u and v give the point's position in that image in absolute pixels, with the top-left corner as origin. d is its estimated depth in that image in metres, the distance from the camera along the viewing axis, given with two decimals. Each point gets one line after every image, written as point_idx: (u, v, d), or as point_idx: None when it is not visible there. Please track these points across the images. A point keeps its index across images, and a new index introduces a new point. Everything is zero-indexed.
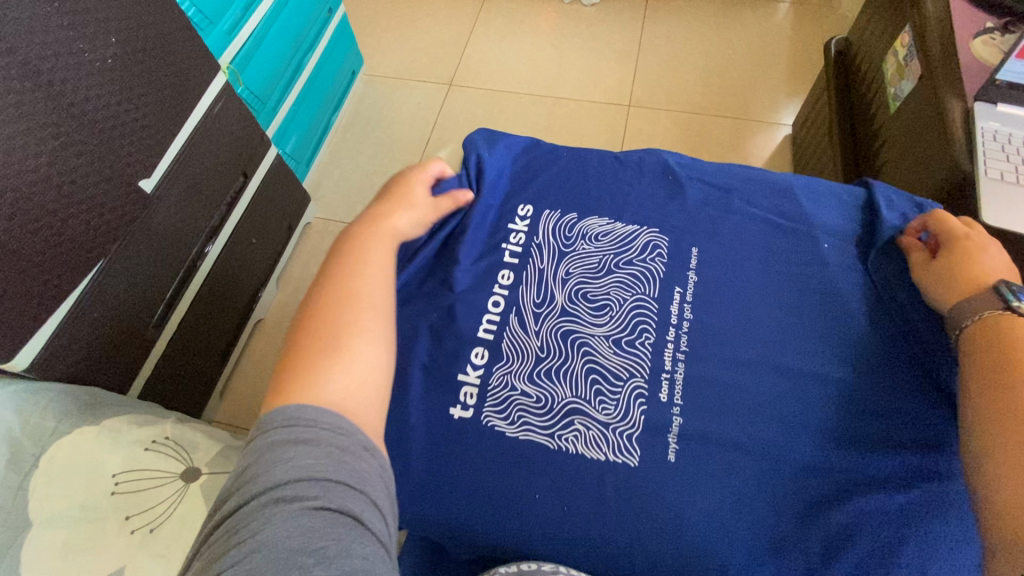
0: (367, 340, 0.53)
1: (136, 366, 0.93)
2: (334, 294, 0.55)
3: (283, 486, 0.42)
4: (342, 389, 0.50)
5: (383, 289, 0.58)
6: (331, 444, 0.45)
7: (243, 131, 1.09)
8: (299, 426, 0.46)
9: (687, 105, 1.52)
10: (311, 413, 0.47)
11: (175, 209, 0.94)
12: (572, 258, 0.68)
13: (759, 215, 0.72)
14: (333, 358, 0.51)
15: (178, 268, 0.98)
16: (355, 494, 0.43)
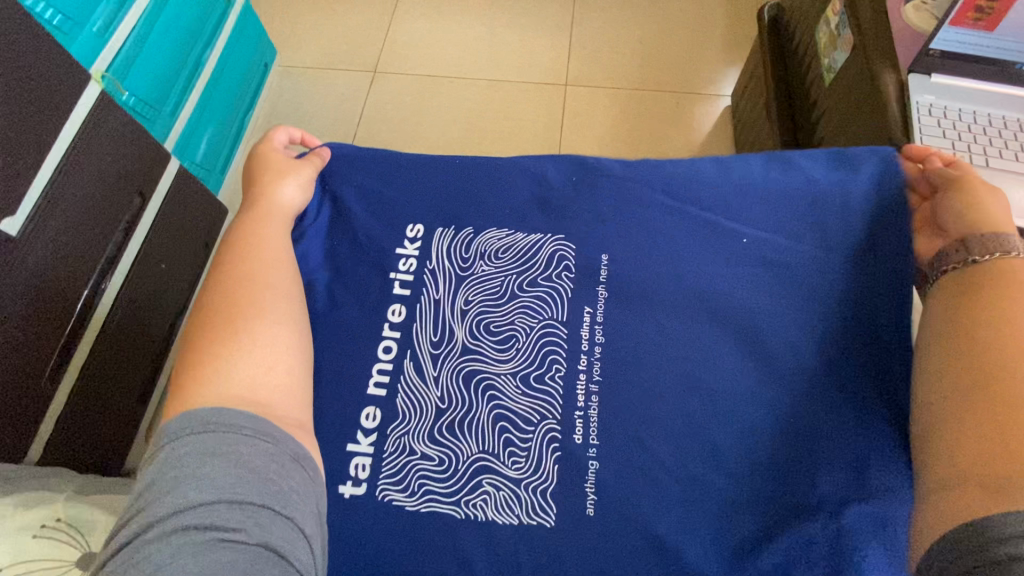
0: (268, 323, 0.51)
1: (29, 428, 0.82)
2: (233, 272, 0.53)
3: (196, 510, 0.38)
4: (249, 377, 0.47)
5: (275, 269, 0.55)
6: (247, 458, 0.42)
7: (130, 148, 0.96)
8: (215, 432, 0.42)
9: (625, 80, 1.46)
10: (227, 416, 0.43)
11: (52, 247, 0.82)
12: (469, 284, 0.62)
13: (687, 216, 0.66)
14: (233, 338, 0.48)
15: (69, 312, 0.87)
16: (277, 520, 0.40)
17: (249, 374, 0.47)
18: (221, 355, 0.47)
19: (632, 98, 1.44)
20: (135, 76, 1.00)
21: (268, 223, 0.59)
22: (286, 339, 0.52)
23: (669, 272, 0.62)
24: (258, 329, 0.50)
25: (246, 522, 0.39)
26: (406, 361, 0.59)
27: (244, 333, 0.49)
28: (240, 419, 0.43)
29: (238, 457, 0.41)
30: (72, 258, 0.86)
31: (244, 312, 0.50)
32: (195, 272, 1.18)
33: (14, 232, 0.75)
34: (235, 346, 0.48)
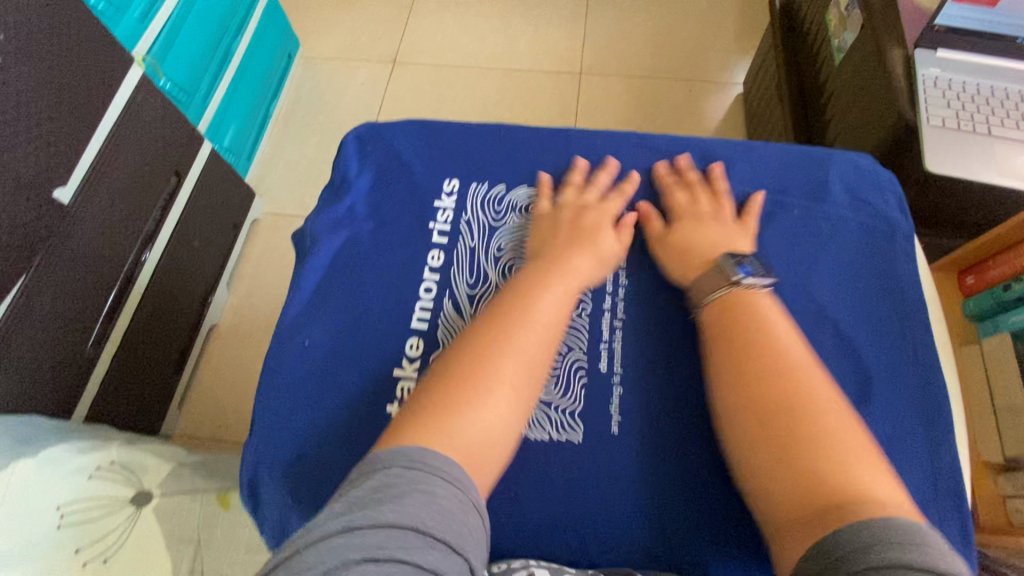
0: (495, 390, 0.48)
1: (77, 388, 0.87)
2: (498, 329, 0.52)
3: (388, 531, 0.38)
4: (467, 438, 0.46)
5: (545, 333, 0.53)
6: (433, 497, 0.40)
7: (169, 127, 1.01)
8: (415, 467, 0.42)
9: (638, 69, 1.49)
10: (433, 458, 0.43)
11: (100, 218, 0.87)
12: (504, 232, 0.65)
13: (717, 173, 0.67)
14: (467, 398, 0.47)
15: (113, 280, 0.92)
16: (435, 550, 0.38)
17: (468, 437, 0.46)
18: (443, 419, 0.46)
19: (645, 86, 1.47)
20: (171, 62, 1.05)
21: (557, 280, 0.57)
22: (524, 396, 0.50)
23: (701, 216, 0.62)
24: (491, 390, 0.48)
25: (414, 545, 0.37)
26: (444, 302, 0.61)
27: (469, 392, 0.48)
28: (440, 470, 0.42)
29: (423, 487, 0.41)
30: (117, 229, 0.91)
31: (472, 374, 0.49)
32: (225, 252, 1.23)
33: (66, 199, 0.80)
34: (448, 421, 0.46)
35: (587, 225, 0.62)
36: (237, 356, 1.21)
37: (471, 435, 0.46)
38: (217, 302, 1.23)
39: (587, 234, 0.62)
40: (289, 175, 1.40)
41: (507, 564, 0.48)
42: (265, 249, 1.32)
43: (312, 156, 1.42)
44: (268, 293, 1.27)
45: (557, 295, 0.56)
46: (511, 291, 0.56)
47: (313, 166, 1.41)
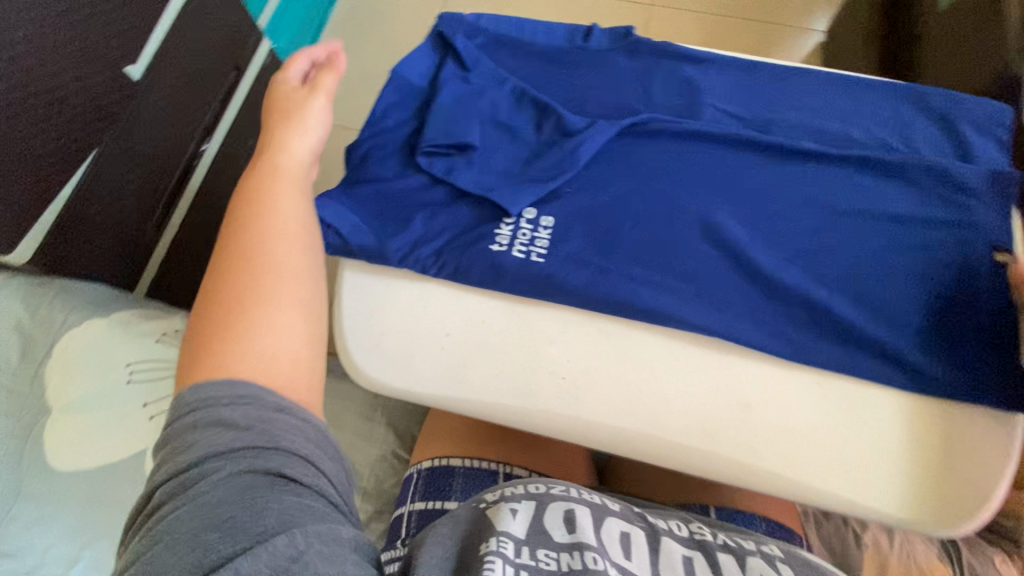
0: (276, 307, 0.38)
1: (138, 267, 0.92)
2: (246, 240, 0.40)
3: (215, 425, 0.32)
4: (275, 349, 0.37)
5: (300, 241, 0.42)
6: (287, 417, 0.34)
7: (233, 18, 0.99)
8: (244, 394, 0.34)
9: (711, 6, 1.36)
10: (214, 389, 0.34)
11: (163, 102, 0.88)
12: (592, 128, 0.51)
13: (854, 118, 0.53)
14: (249, 319, 0.37)
15: (174, 167, 0.94)
16: (312, 470, 0.33)
17: (279, 348, 0.37)
18: (248, 317, 0.37)
19: (729, 12, 1.35)
20: None
21: (284, 192, 0.44)
22: (311, 304, 0.40)
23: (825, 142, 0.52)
24: (282, 309, 0.38)
25: (277, 470, 0.32)
26: (522, 223, 0.49)
27: (246, 326, 0.37)
28: (260, 392, 0.34)
29: (227, 422, 0.33)
30: (177, 117, 0.92)
31: (252, 292, 0.38)
32: None
33: (136, 76, 0.81)
34: (244, 333, 0.36)
35: (287, 107, 0.49)
36: None
37: (276, 343, 0.37)
38: None
39: (291, 109, 0.49)
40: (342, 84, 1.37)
41: (546, 486, 0.46)
42: None
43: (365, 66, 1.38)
44: None
45: (296, 205, 0.44)
46: (236, 193, 0.44)
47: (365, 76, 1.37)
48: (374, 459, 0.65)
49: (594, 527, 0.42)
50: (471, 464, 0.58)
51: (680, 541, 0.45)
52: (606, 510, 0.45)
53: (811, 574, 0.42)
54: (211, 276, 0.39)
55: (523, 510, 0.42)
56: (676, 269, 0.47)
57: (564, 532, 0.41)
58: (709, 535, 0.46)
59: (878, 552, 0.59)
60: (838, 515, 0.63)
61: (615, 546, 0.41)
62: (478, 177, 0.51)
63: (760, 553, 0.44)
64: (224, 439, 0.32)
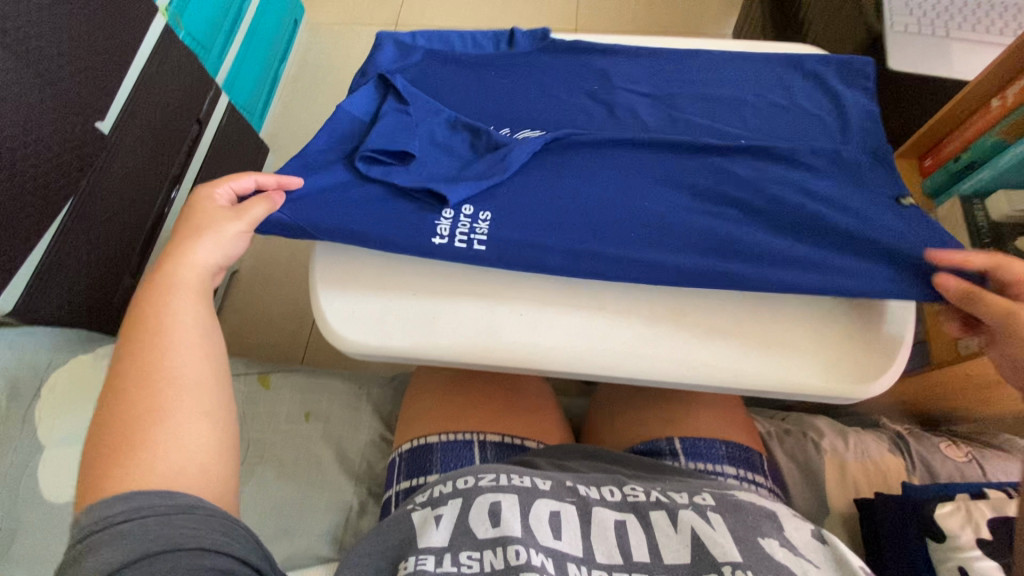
0: (180, 419, 0.41)
1: (117, 315, 0.95)
2: (145, 366, 0.43)
3: (117, 536, 0.36)
4: (166, 468, 0.39)
5: (195, 352, 0.45)
6: (182, 530, 0.36)
7: (191, 76, 1.07)
8: (141, 518, 0.36)
9: (632, 25, 1.49)
10: (113, 502, 0.37)
11: (132, 155, 0.94)
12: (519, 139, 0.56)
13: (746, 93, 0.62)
14: (142, 442, 0.40)
15: (146, 216, 0.99)
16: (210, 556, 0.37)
17: (174, 465, 0.40)
18: (142, 440, 0.40)
19: (650, 21, 1.49)
20: (191, 16, 1.10)
21: (180, 303, 0.46)
22: (208, 412, 0.43)
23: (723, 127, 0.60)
24: (181, 421, 0.41)
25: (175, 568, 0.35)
26: (461, 216, 0.54)
27: (144, 443, 0.40)
28: (155, 500, 0.37)
29: (125, 533, 0.36)
30: (146, 169, 0.98)
31: (147, 416, 0.41)
32: None
33: (105, 132, 0.88)
34: (144, 452, 0.39)
35: (196, 222, 0.50)
36: None
37: (170, 459, 0.40)
38: None
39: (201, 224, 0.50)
40: (301, 131, 1.45)
41: (473, 480, 0.50)
42: None
43: (321, 112, 1.46)
44: None
45: (191, 312, 0.46)
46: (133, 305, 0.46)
47: (322, 122, 1.45)
48: (363, 444, 0.69)
49: (522, 514, 0.47)
50: (447, 437, 0.62)
51: (612, 507, 0.50)
52: (536, 492, 0.49)
53: (742, 516, 0.48)
54: (104, 406, 0.42)
55: (446, 516, 0.47)
56: (607, 209, 0.54)
57: (489, 527, 0.46)
58: (643, 495, 0.51)
59: (835, 454, 0.64)
60: (798, 431, 0.69)
61: (543, 528, 0.46)
62: (415, 179, 0.55)
63: (692, 505, 0.49)
64: (119, 556, 0.35)
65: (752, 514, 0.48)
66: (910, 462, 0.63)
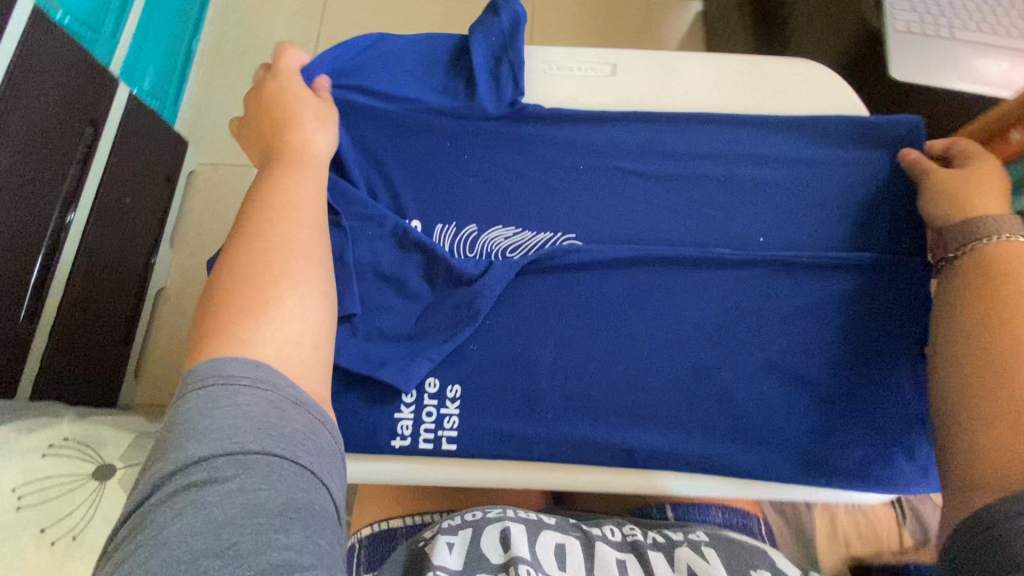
0: (296, 289, 0.41)
1: (18, 363, 0.82)
2: (269, 231, 0.43)
3: (217, 446, 0.32)
4: (276, 346, 0.38)
5: (315, 234, 0.45)
6: (300, 422, 0.35)
7: (77, 69, 0.89)
8: (263, 390, 0.35)
9: None
10: (235, 368, 0.35)
11: (8, 175, 0.78)
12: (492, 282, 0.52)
13: (738, 168, 0.58)
14: (265, 298, 0.39)
15: (37, 245, 0.84)
16: (315, 483, 0.33)
17: (289, 332, 0.39)
18: (267, 293, 0.40)
19: None
20: None
21: (305, 175, 0.48)
22: (324, 289, 0.43)
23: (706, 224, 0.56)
24: (297, 290, 0.41)
25: (259, 504, 0.30)
26: (425, 399, 0.51)
27: (269, 300, 0.39)
28: (274, 371, 0.36)
29: (243, 411, 0.33)
30: (30, 190, 0.82)
31: (272, 276, 0.40)
32: (160, 209, 1.12)
33: None
34: (270, 308, 0.39)
35: (292, 116, 0.51)
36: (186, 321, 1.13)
37: (292, 323, 0.40)
38: (160, 266, 1.13)
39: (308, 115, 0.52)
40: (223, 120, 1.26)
41: (481, 511, 0.48)
42: (207, 202, 1.21)
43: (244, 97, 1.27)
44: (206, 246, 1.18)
45: (313, 194, 0.47)
46: (261, 171, 0.48)
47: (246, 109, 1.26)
48: None
49: (528, 542, 0.45)
50: (414, 522, 0.54)
51: (614, 546, 0.47)
52: (542, 524, 0.47)
53: (737, 549, 0.46)
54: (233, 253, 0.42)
55: (458, 543, 0.44)
56: None
57: (500, 553, 0.44)
58: (641, 535, 0.48)
59: (827, 509, 0.61)
60: None
61: (548, 559, 0.44)
62: (365, 348, 0.50)
63: (687, 542, 0.47)
64: (227, 434, 0.32)
65: (748, 548, 0.46)
66: (900, 511, 0.61)
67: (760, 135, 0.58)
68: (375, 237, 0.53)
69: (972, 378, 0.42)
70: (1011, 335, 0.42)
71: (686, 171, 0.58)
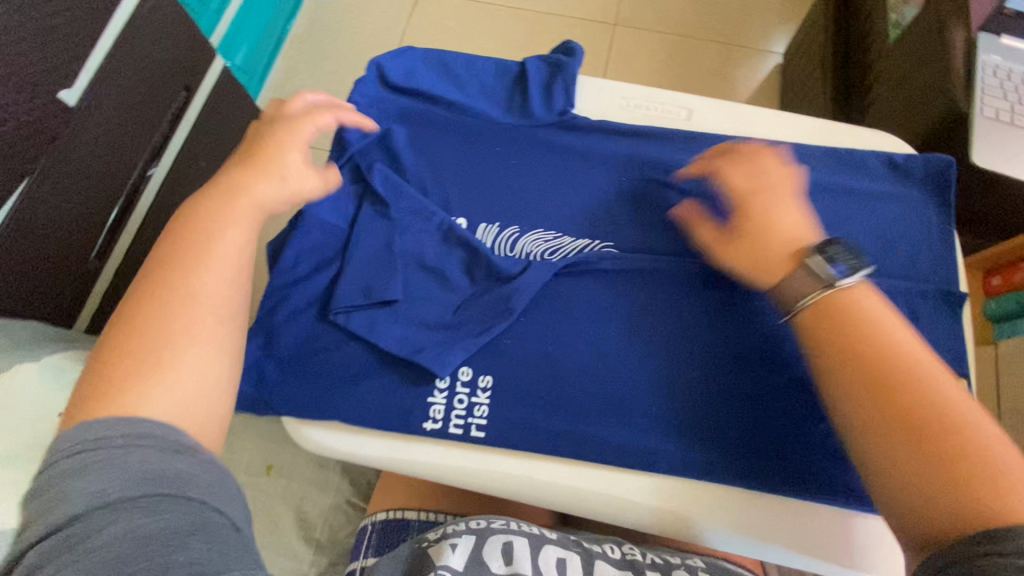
0: (193, 348, 0.39)
1: (81, 299, 0.87)
2: (195, 284, 0.40)
3: (99, 498, 0.32)
4: (165, 409, 0.37)
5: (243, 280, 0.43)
6: (127, 467, 0.33)
7: (182, 38, 0.95)
8: (95, 450, 0.34)
9: (674, 27, 1.35)
10: (81, 434, 0.34)
11: (104, 127, 0.84)
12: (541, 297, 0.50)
13: (838, 225, 0.49)
14: (150, 366, 0.37)
15: (116, 193, 0.90)
16: (211, 511, 0.34)
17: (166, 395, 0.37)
18: (150, 362, 0.37)
19: (694, 27, 1.35)
20: None
21: (237, 215, 0.43)
22: (221, 355, 0.40)
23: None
24: (198, 349, 0.39)
25: (134, 544, 0.31)
26: (458, 387, 0.46)
27: (157, 360, 0.37)
28: (157, 431, 0.35)
29: (87, 463, 0.33)
30: (119, 143, 0.88)
31: (170, 337, 0.38)
32: None
33: (72, 103, 0.77)
34: (145, 373, 0.37)
35: (271, 138, 0.46)
36: None
37: (173, 389, 0.37)
38: None
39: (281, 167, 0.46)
40: None
41: (486, 520, 0.49)
42: None
43: (325, 83, 1.33)
44: None
45: (240, 238, 0.43)
46: (200, 198, 0.44)
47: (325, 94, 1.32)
48: (327, 508, 0.63)
49: (530, 556, 0.47)
50: (427, 517, 0.57)
51: (613, 563, 0.49)
52: (544, 538, 0.49)
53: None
54: (156, 308, 0.39)
55: (462, 544, 0.46)
56: None
57: (501, 564, 0.46)
58: (639, 554, 0.51)
59: None
60: None
61: (548, 569, 0.46)
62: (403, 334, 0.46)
63: (684, 566, 0.49)
64: (108, 486, 0.32)
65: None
66: None
67: (864, 187, 0.50)
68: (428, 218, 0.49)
69: (886, 445, 0.36)
70: (905, 390, 0.37)
71: (779, 219, 0.49)
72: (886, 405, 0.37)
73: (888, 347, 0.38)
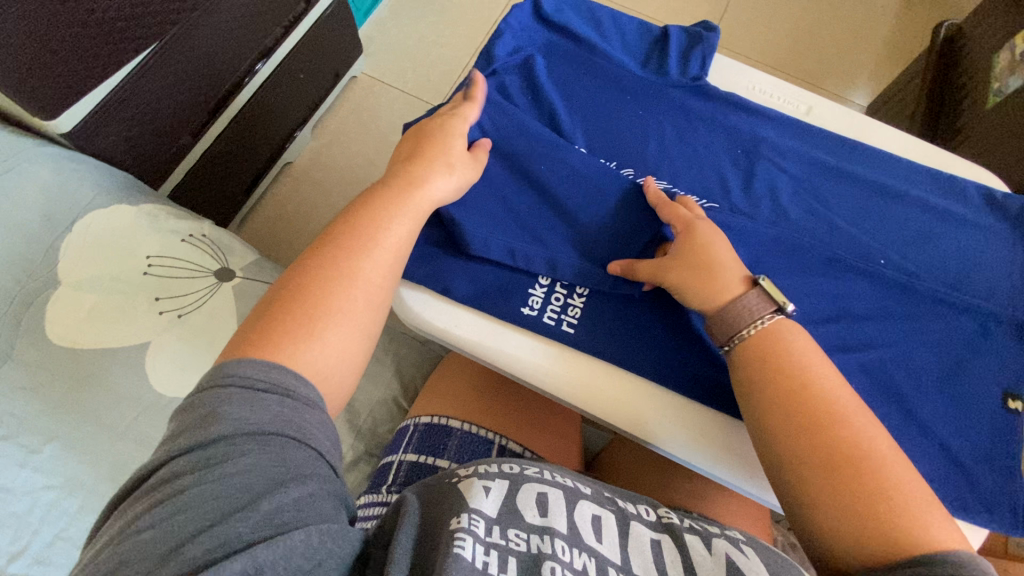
0: (344, 327, 0.40)
1: (168, 169, 0.91)
2: (356, 263, 0.42)
3: (244, 429, 0.32)
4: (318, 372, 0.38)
5: (396, 263, 0.45)
6: (273, 418, 0.33)
7: None
8: (260, 389, 0.34)
9: (765, 57, 1.37)
10: (253, 370, 0.35)
11: (232, 13, 0.88)
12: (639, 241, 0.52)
13: (929, 238, 0.52)
14: (307, 330, 0.38)
15: (225, 80, 0.94)
16: (321, 464, 0.34)
17: (320, 367, 0.38)
18: (309, 329, 0.38)
19: (783, 63, 1.37)
20: None
21: (407, 212, 0.46)
22: (365, 337, 0.41)
23: (884, 271, 0.50)
24: (346, 329, 0.40)
25: (267, 477, 0.32)
26: (556, 289, 0.51)
27: (317, 327, 0.39)
28: (298, 394, 0.35)
29: (248, 394, 0.34)
30: (240, 32, 0.92)
31: (329, 312, 0.39)
32: (319, 95, 1.22)
33: None
34: (311, 339, 0.38)
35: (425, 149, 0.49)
36: (300, 196, 1.22)
37: (323, 360, 0.38)
38: (297, 142, 1.23)
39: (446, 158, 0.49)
40: (399, 43, 1.36)
41: (518, 467, 0.46)
42: (356, 106, 1.31)
43: (425, 32, 1.37)
44: (343, 154, 1.26)
45: (406, 228, 0.45)
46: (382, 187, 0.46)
47: (423, 42, 1.36)
48: (375, 401, 0.66)
49: (565, 510, 0.43)
50: (470, 428, 0.58)
51: (648, 526, 0.44)
52: (578, 494, 0.45)
53: (776, 555, 0.43)
54: (316, 279, 0.40)
55: (496, 489, 0.42)
56: None
57: (535, 515, 0.41)
58: (675, 519, 0.45)
59: None
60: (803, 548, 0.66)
61: (586, 530, 0.41)
62: (510, 243, 0.51)
63: (725, 535, 0.44)
64: (257, 419, 0.33)
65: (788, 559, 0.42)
66: None
67: (961, 211, 0.53)
68: (554, 141, 0.54)
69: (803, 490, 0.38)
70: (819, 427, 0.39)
71: (873, 221, 0.52)
72: (816, 442, 0.38)
73: (812, 383, 0.41)
